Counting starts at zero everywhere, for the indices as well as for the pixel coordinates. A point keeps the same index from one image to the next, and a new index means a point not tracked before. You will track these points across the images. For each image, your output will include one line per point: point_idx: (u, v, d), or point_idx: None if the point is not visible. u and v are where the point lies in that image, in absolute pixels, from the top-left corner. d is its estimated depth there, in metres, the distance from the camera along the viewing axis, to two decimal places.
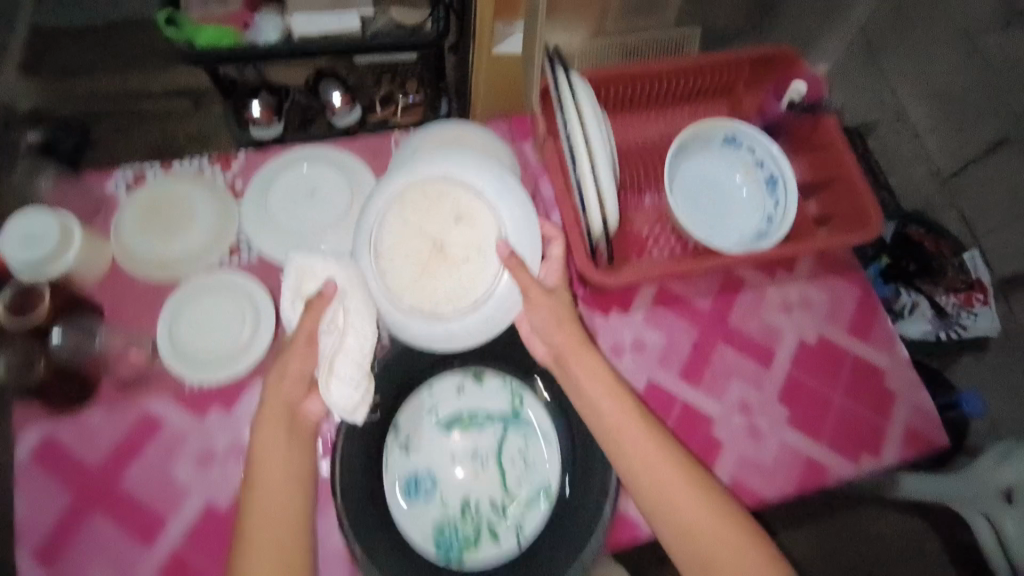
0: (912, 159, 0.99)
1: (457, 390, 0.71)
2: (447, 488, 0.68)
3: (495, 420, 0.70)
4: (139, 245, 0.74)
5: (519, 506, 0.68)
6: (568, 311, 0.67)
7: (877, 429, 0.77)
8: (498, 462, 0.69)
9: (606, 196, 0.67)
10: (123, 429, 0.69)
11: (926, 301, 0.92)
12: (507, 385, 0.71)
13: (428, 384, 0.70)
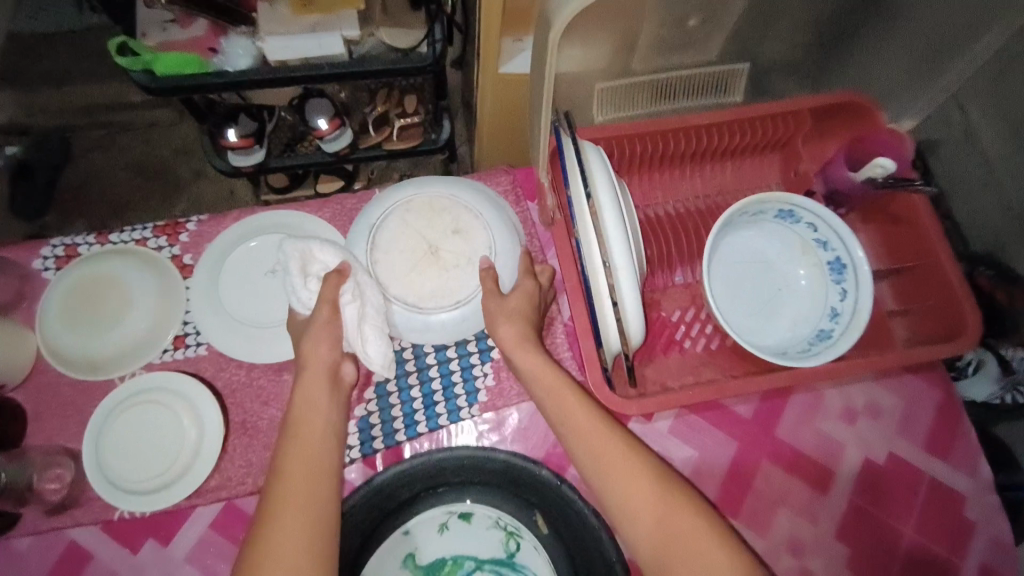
0: (979, 190, 0.73)
1: (439, 528, 0.58)
2: None
3: (485, 568, 0.57)
4: (63, 340, 0.62)
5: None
6: (581, 446, 0.54)
7: (950, 574, 0.63)
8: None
9: (629, 316, 0.53)
10: (40, 567, 0.57)
11: (993, 357, 0.72)
12: (501, 523, 0.58)
13: (406, 521, 0.57)
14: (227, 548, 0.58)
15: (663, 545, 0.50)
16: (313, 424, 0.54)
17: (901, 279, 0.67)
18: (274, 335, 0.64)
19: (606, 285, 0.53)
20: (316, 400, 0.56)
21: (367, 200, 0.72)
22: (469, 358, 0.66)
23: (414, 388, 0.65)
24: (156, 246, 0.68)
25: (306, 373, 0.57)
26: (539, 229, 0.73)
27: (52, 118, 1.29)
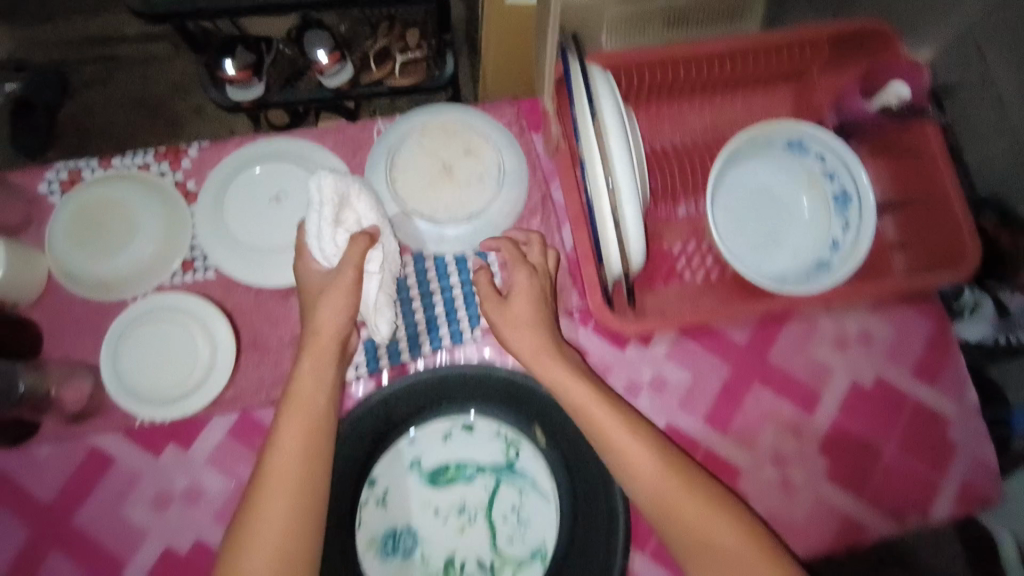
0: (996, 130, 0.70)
1: (443, 437, 0.61)
2: (430, 544, 0.59)
3: (486, 472, 0.60)
4: (74, 260, 0.63)
5: (510, 568, 0.59)
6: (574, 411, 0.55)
7: (927, 488, 0.67)
8: (488, 518, 0.60)
9: (630, 239, 0.54)
10: (70, 467, 0.61)
11: (990, 302, 0.70)
12: (502, 433, 0.61)
13: (412, 430, 0.61)
14: (244, 453, 0.62)
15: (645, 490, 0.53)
16: (315, 390, 0.54)
17: (903, 212, 0.66)
18: (278, 263, 0.65)
19: (608, 209, 0.54)
20: (323, 370, 0.55)
21: (369, 129, 0.71)
22: (471, 285, 0.68)
23: (417, 312, 0.67)
24: (159, 172, 0.68)
25: (311, 341, 0.56)
26: (542, 160, 0.72)
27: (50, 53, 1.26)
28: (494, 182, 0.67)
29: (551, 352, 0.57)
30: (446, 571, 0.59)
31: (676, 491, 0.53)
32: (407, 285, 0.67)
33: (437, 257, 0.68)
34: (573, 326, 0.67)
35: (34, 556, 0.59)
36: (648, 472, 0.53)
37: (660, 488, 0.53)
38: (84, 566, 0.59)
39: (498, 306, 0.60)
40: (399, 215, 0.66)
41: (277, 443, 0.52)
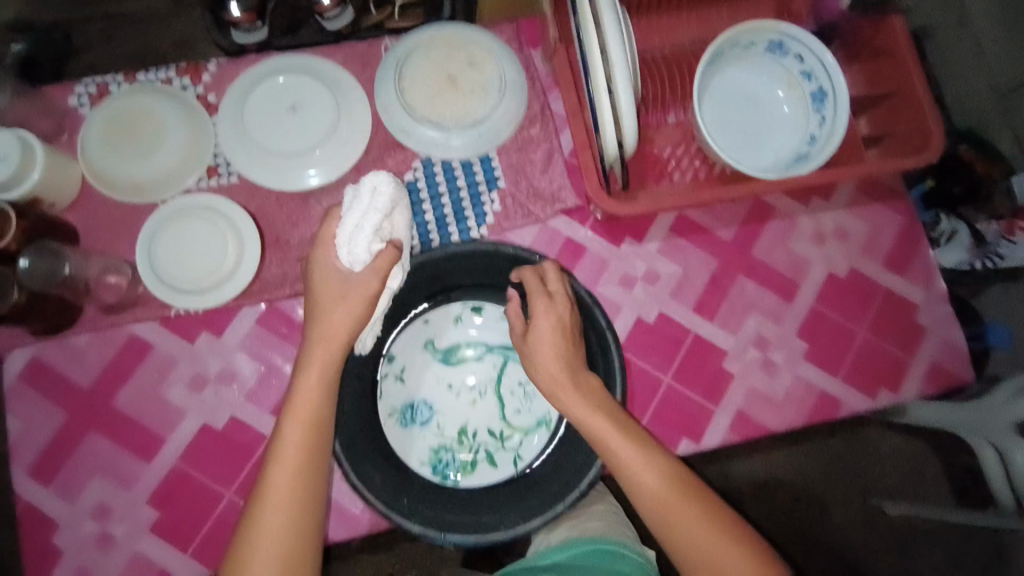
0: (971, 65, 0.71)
1: (455, 320, 0.66)
2: (445, 414, 0.65)
3: (494, 351, 0.66)
4: (108, 164, 0.67)
5: (518, 436, 0.65)
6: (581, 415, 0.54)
7: (899, 367, 0.72)
8: (496, 392, 0.66)
9: (623, 116, 0.59)
10: (110, 353, 0.66)
11: (966, 229, 0.71)
12: None
13: (426, 313, 0.66)
14: (272, 339, 0.68)
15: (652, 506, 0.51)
16: (315, 403, 0.51)
17: (880, 110, 0.70)
18: (296, 166, 0.69)
19: (606, 89, 0.58)
20: (323, 378, 0.52)
21: (379, 45, 0.76)
22: (477, 188, 0.72)
23: (427, 214, 0.72)
24: (180, 86, 0.72)
25: (314, 348, 0.52)
26: (541, 74, 0.76)
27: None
28: (496, 91, 0.71)
29: (566, 371, 0.55)
30: (460, 439, 0.65)
31: (689, 515, 0.50)
32: (417, 188, 0.72)
33: (444, 163, 0.73)
34: (572, 222, 0.73)
35: (77, 436, 0.64)
36: (663, 494, 0.51)
37: (675, 515, 0.50)
38: (126, 442, 0.64)
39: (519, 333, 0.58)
40: (408, 122, 0.70)
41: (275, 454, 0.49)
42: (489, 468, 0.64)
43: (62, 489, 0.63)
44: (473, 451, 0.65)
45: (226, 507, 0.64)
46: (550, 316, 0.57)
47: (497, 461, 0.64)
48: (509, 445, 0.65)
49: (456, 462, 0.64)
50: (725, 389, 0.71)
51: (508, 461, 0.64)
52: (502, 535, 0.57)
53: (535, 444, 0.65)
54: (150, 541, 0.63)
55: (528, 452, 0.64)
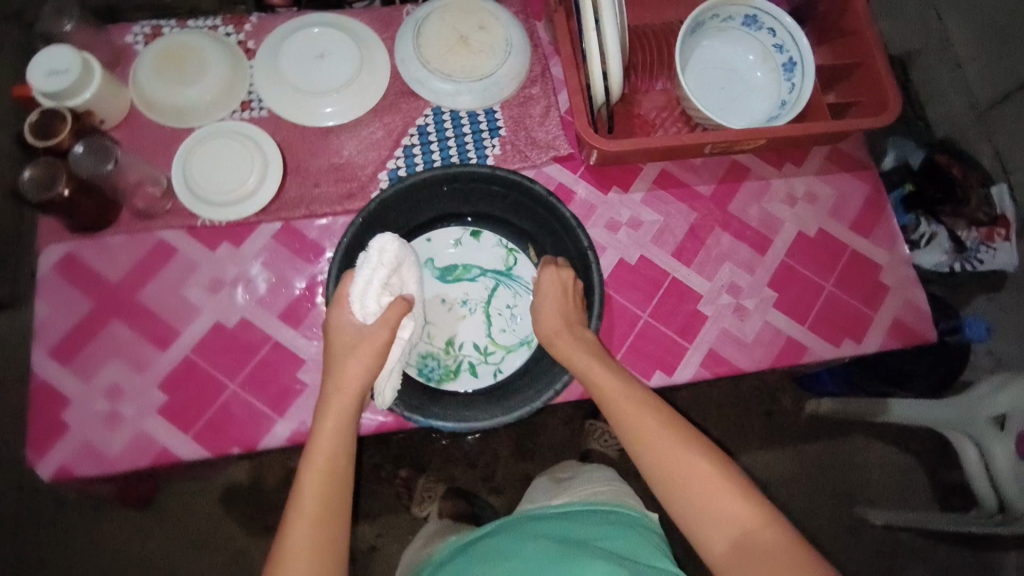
0: (954, 88, 1.10)
1: (455, 242, 0.75)
2: (436, 325, 0.72)
3: (488, 275, 0.74)
4: (154, 88, 0.75)
5: (500, 352, 0.72)
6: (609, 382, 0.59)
7: (863, 320, 0.77)
8: (485, 311, 0.73)
9: (610, 60, 0.65)
10: (139, 254, 0.73)
11: (945, 233, 1.02)
12: (503, 243, 0.75)
13: (428, 233, 0.74)
14: (285, 253, 0.74)
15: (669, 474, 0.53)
16: (333, 448, 0.54)
17: (847, 84, 0.79)
18: (318, 105, 0.77)
19: (594, 23, 0.64)
20: (340, 422, 0.55)
21: (400, 9, 0.84)
22: (480, 134, 0.80)
23: (434, 155, 0.79)
24: (224, 33, 0.81)
25: (331, 398, 0.56)
26: (544, 43, 0.84)
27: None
28: (502, 51, 0.78)
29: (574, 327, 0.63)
30: (447, 348, 0.72)
31: (687, 457, 0.53)
32: (427, 131, 0.80)
33: (452, 112, 0.81)
34: (564, 170, 0.80)
35: (101, 324, 0.71)
36: (660, 437, 0.55)
37: (675, 456, 0.54)
38: (145, 333, 0.71)
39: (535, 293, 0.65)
40: (422, 73, 0.78)
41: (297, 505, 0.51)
42: (469, 377, 0.71)
43: (78, 370, 0.69)
44: (456, 360, 0.72)
45: (230, 398, 0.69)
46: (554, 278, 0.64)
47: (478, 372, 0.72)
48: (491, 359, 0.72)
49: (440, 367, 0.71)
50: (698, 329, 0.75)
51: (487, 373, 0.72)
52: (479, 426, 0.62)
53: (515, 360, 0.72)
54: (156, 423, 0.68)
55: (507, 367, 0.72)
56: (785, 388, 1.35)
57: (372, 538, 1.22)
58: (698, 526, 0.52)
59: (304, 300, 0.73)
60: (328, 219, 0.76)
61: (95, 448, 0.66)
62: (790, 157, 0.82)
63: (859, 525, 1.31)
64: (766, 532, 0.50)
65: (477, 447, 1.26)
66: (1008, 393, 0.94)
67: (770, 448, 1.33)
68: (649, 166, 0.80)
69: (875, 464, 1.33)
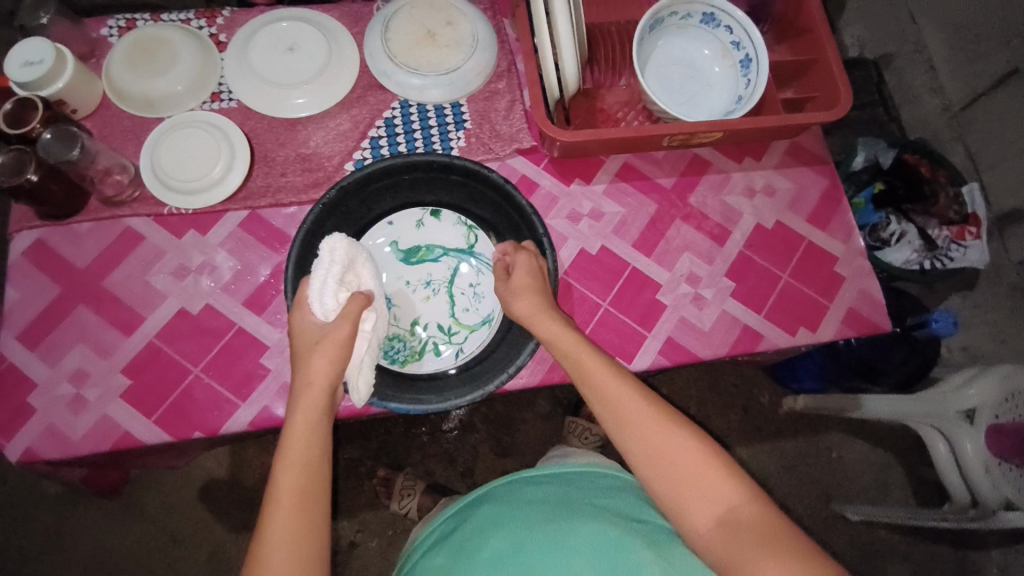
0: (929, 93, 1.20)
1: (417, 223, 0.75)
2: (401, 308, 0.73)
3: (450, 254, 0.75)
4: (126, 80, 0.76)
5: (464, 332, 0.72)
6: (591, 370, 0.58)
7: (820, 311, 0.78)
8: (448, 291, 0.74)
9: (562, 51, 0.68)
10: (107, 241, 0.74)
11: (915, 232, 1.08)
12: (464, 221, 0.76)
13: (390, 216, 0.75)
14: (251, 242, 0.76)
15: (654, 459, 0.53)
16: (307, 444, 0.52)
17: (804, 80, 0.81)
18: (290, 96, 0.78)
19: (545, 16, 0.66)
20: (313, 416, 0.54)
21: (371, 6, 0.86)
22: (446, 127, 0.82)
23: (400, 147, 0.81)
24: (197, 27, 0.83)
25: (300, 396, 0.55)
26: (510, 39, 0.86)
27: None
28: (468, 45, 0.79)
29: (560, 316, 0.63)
30: (411, 330, 0.72)
31: (657, 425, 0.54)
32: (393, 124, 0.81)
33: (420, 105, 0.82)
34: (529, 162, 0.82)
35: (67, 309, 0.72)
36: (633, 404, 0.56)
37: (647, 423, 0.55)
38: (110, 319, 0.72)
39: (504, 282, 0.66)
40: (389, 66, 0.78)
41: (273, 504, 0.49)
42: (434, 359, 0.72)
43: (44, 354, 0.70)
44: (421, 342, 0.72)
45: (192, 382, 0.70)
46: (528, 262, 0.66)
47: (442, 352, 0.72)
48: (455, 339, 0.72)
49: (405, 349, 0.71)
50: (656, 319, 0.77)
51: (450, 353, 0.72)
52: (433, 406, 0.64)
53: (478, 339, 0.72)
54: (118, 406, 0.69)
55: (470, 346, 0.72)
56: (761, 384, 1.37)
57: (351, 535, 1.22)
58: (670, 492, 0.52)
59: (268, 287, 0.74)
60: (295, 208, 0.78)
61: (58, 432, 0.67)
62: (750, 152, 0.84)
63: (837, 521, 1.31)
64: (733, 497, 0.51)
65: (456, 444, 1.27)
66: (976, 389, 0.95)
67: (748, 444, 1.34)
68: (611, 160, 0.82)
69: (852, 460, 1.34)
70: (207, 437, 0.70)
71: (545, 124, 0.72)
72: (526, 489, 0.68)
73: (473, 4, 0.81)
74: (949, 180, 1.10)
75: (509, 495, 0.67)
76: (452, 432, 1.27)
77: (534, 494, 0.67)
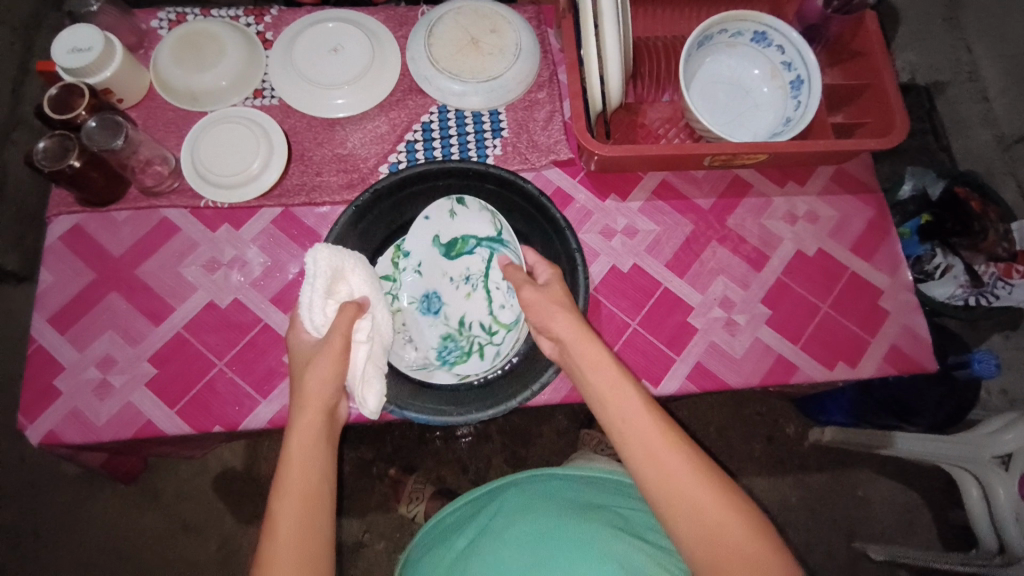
0: (981, 124, 1.16)
1: (449, 214, 0.74)
2: (450, 306, 0.73)
3: (483, 244, 0.73)
4: (171, 72, 0.77)
5: (502, 330, 0.71)
6: (616, 401, 0.55)
7: (859, 345, 0.75)
8: (486, 287, 0.73)
9: (608, 65, 0.66)
10: (143, 230, 0.75)
11: (961, 267, 1.03)
12: (488, 208, 0.73)
13: (425, 211, 0.74)
14: (283, 239, 0.76)
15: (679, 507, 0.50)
16: (305, 475, 0.51)
17: (855, 105, 0.79)
18: (331, 96, 0.78)
19: (593, 28, 0.64)
20: (312, 440, 0.53)
21: (416, 10, 0.86)
22: (483, 134, 0.81)
23: (436, 152, 0.81)
24: (245, 23, 0.84)
25: (297, 421, 0.54)
26: (554, 49, 0.85)
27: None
28: (511, 54, 0.78)
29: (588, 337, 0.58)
30: (460, 329, 0.72)
31: (687, 472, 0.51)
32: (431, 128, 0.81)
33: (458, 111, 0.81)
34: (565, 174, 0.81)
35: (100, 295, 0.73)
36: (659, 444, 0.52)
37: (671, 466, 0.51)
38: (141, 307, 0.73)
39: (535, 288, 0.63)
40: (431, 71, 0.78)
41: (272, 537, 0.48)
42: (478, 359, 0.70)
43: (74, 339, 0.71)
44: (469, 341, 0.72)
45: (215, 376, 0.70)
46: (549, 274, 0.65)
47: (485, 353, 0.71)
48: (495, 339, 0.71)
49: (455, 350, 0.71)
50: (686, 342, 0.74)
51: (492, 353, 0.70)
52: (455, 420, 0.61)
53: (516, 337, 0.70)
54: (142, 395, 0.69)
55: (508, 346, 0.70)
56: (787, 414, 1.33)
57: (358, 535, 1.21)
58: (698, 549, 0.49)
59: (296, 285, 0.74)
60: (328, 208, 0.78)
61: (84, 416, 0.68)
62: (794, 176, 0.81)
63: (858, 561, 1.26)
64: (757, 553, 0.48)
65: (469, 452, 1.25)
66: (1015, 431, 0.89)
67: (769, 475, 1.30)
68: (649, 176, 0.80)
69: (877, 499, 1.29)
70: (226, 432, 0.70)
71: (585, 137, 0.71)
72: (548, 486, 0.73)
73: (518, 12, 0.80)
74: (999, 217, 1.01)
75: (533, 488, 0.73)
76: (466, 440, 1.26)
77: (557, 489, 0.72)
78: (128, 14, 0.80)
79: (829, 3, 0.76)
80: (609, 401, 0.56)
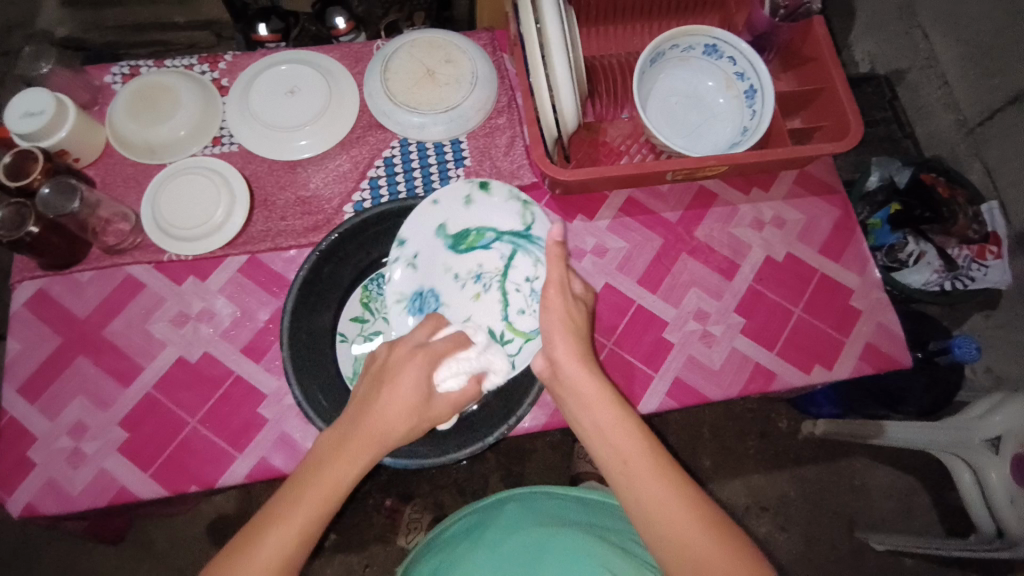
0: (943, 109, 1.16)
1: (465, 200, 0.73)
2: (446, 309, 0.72)
3: (503, 238, 0.74)
4: (126, 127, 0.76)
5: (518, 339, 0.70)
6: (594, 407, 0.56)
7: (836, 347, 0.75)
8: (502, 288, 0.73)
9: (559, 93, 0.66)
10: (109, 289, 0.74)
11: (934, 252, 1.03)
12: (517, 195, 0.74)
13: (434, 194, 0.72)
14: (250, 286, 0.75)
15: (642, 510, 0.50)
16: (355, 454, 0.51)
17: (810, 109, 0.80)
18: (293, 138, 0.78)
19: (541, 58, 0.65)
20: (356, 458, 0.51)
21: (370, 45, 0.86)
22: (445, 164, 0.81)
23: (400, 186, 0.80)
24: (200, 72, 0.83)
25: (375, 408, 0.54)
26: (511, 74, 0.86)
27: (104, 35, 1.24)
28: (468, 83, 0.78)
29: (575, 355, 0.59)
30: None
31: (673, 507, 0.50)
32: (393, 163, 0.81)
33: (420, 143, 0.82)
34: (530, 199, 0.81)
35: (68, 360, 0.72)
36: (642, 475, 0.51)
37: (668, 513, 0.49)
38: (111, 369, 0.72)
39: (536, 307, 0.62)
40: (388, 106, 0.77)
41: (271, 520, 0.48)
42: None
43: (45, 407, 0.70)
44: None
45: (190, 433, 0.69)
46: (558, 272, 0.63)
47: None
48: (507, 348, 0.70)
49: None
50: (664, 357, 0.74)
51: None
52: (431, 461, 0.63)
53: (530, 349, 0.69)
54: (117, 459, 0.68)
55: (522, 357, 0.69)
56: (779, 409, 1.33)
57: (359, 569, 1.19)
58: (667, 557, 0.49)
59: (268, 332, 0.74)
60: (296, 251, 0.77)
61: (57, 486, 0.67)
62: (757, 182, 0.82)
63: (861, 550, 1.26)
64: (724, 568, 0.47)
65: (465, 474, 1.24)
66: (1002, 415, 0.89)
67: (765, 472, 1.30)
68: (614, 194, 0.81)
69: (875, 486, 1.29)
70: (205, 490, 0.68)
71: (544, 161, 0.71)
72: (550, 502, 0.72)
73: (471, 39, 0.80)
74: (966, 201, 1.04)
75: (535, 505, 0.72)
76: (461, 462, 1.25)
77: (557, 507, 0.71)
78: (78, 72, 0.79)
79: (776, 11, 0.79)
80: (592, 403, 0.56)
